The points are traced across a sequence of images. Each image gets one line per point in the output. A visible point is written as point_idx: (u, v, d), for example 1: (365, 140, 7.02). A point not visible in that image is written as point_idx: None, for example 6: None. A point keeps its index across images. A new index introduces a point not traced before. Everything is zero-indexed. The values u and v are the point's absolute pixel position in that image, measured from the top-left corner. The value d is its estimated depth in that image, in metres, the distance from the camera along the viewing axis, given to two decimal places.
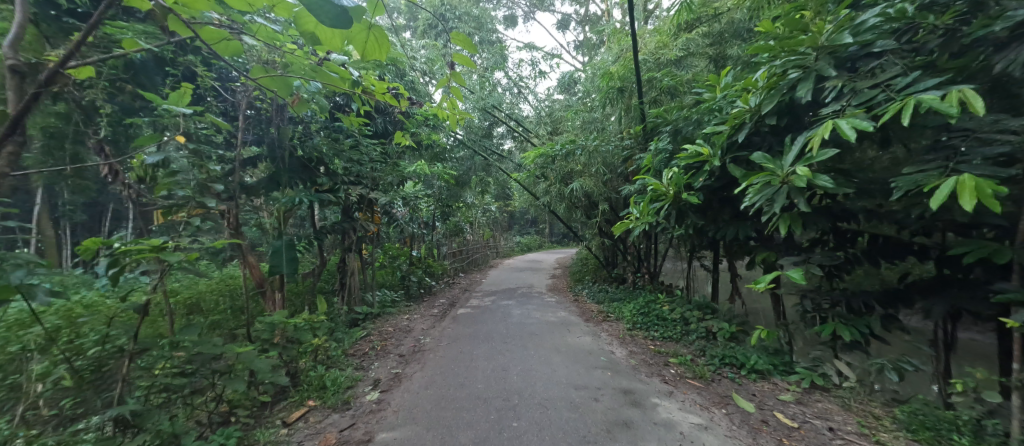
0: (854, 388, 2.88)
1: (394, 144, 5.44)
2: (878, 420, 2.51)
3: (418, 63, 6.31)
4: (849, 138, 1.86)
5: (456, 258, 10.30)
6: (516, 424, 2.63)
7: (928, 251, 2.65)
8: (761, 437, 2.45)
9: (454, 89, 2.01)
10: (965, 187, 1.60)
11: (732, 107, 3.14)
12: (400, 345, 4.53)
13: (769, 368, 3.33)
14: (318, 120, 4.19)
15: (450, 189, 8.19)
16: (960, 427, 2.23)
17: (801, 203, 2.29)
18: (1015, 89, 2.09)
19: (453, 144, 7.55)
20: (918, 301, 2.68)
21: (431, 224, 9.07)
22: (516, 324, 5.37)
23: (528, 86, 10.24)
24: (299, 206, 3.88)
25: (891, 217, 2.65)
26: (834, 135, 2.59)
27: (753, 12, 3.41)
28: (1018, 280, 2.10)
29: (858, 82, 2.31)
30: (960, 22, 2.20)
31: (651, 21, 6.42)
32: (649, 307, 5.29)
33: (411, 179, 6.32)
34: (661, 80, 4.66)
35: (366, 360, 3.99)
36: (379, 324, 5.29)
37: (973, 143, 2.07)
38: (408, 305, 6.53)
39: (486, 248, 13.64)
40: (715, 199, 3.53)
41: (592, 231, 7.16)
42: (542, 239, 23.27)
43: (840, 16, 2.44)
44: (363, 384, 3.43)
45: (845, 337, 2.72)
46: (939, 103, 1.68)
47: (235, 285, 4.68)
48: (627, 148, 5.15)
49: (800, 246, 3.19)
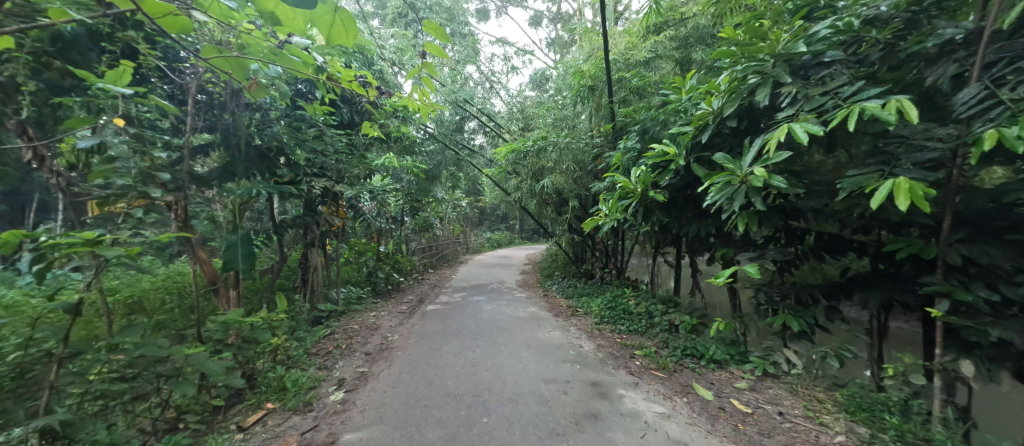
0: (801, 375, 3.10)
1: (362, 135, 5.27)
2: (822, 403, 2.73)
3: (387, 53, 6.14)
4: (803, 142, 1.99)
5: (424, 253, 10.13)
6: (486, 420, 2.62)
7: (865, 248, 2.88)
8: (718, 423, 2.59)
9: (424, 81, 1.95)
10: (901, 189, 1.75)
11: (697, 109, 3.26)
12: (366, 343, 4.39)
13: (726, 357, 3.52)
14: (277, 107, 3.95)
15: (419, 184, 8.02)
16: (891, 407, 2.47)
17: (758, 202, 2.42)
18: (940, 101, 2.34)
19: (423, 137, 7.41)
20: (857, 293, 2.91)
21: (399, 219, 8.88)
22: (486, 320, 5.36)
23: (500, 82, 10.18)
24: (256, 198, 3.67)
25: (835, 216, 2.86)
26: (788, 138, 2.76)
27: (716, 18, 3.58)
28: (941, 274, 2.34)
29: (810, 89, 2.47)
30: (896, 38, 2.45)
31: (621, 22, 6.54)
32: (616, 301, 5.43)
33: (379, 172, 6.17)
34: (630, 80, 4.83)
35: (330, 359, 3.84)
36: (344, 322, 5.10)
37: (906, 150, 2.27)
38: (375, 302, 6.34)
39: (456, 244, 13.49)
40: (680, 197, 3.66)
41: (562, 227, 7.27)
42: (511, 235, 23.39)
43: (795, 26, 2.61)
44: (327, 384, 3.30)
45: (794, 327, 2.95)
46: (880, 111, 1.83)
47: (183, 283, 4.36)
48: (597, 146, 5.28)
49: (755, 242, 3.40)
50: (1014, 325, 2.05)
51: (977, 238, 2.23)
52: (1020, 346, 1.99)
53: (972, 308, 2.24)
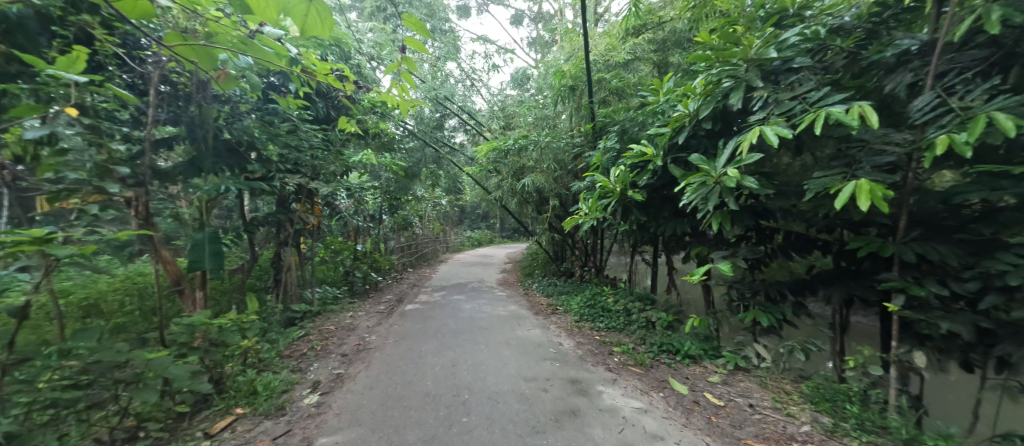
0: (770, 368, 3.23)
1: (338, 131, 5.14)
2: (789, 395, 2.85)
3: (365, 47, 6.02)
4: (773, 144, 2.07)
5: (403, 252, 9.98)
6: (466, 420, 2.60)
7: (829, 246, 3.03)
8: (693, 416, 2.67)
9: (404, 76, 1.91)
10: (862, 191, 1.84)
11: (674, 111, 3.34)
12: (342, 345, 4.28)
13: (700, 352, 3.63)
14: (247, 100, 3.79)
15: (398, 181, 7.89)
16: (851, 397, 2.61)
17: (731, 202, 2.51)
18: (896, 108, 2.50)
19: (403, 134, 7.29)
20: (821, 289, 3.06)
21: (377, 217, 8.72)
22: (466, 319, 5.32)
23: (481, 80, 10.12)
24: (225, 195, 3.52)
25: (802, 216, 2.99)
26: (759, 141, 2.86)
27: (693, 23, 3.67)
28: (897, 271, 2.49)
29: (780, 94, 2.57)
30: (858, 48, 2.59)
31: (601, 23, 6.63)
32: (595, 299, 5.51)
33: (356, 169, 6.03)
34: (609, 81, 4.91)
35: (304, 361, 3.73)
36: (319, 323, 4.96)
37: (867, 153, 2.40)
38: (352, 302, 6.20)
39: (436, 242, 13.35)
40: (657, 197, 3.75)
41: (542, 226, 7.31)
42: (492, 234, 23.33)
43: (766, 33, 2.72)
44: (301, 387, 3.20)
45: (764, 322, 3.07)
46: (844, 115, 1.92)
47: (145, 283, 4.13)
48: (577, 145, 5.34)
49: (728, 241, 3.52)
50: (962, 318, 2.21)
51: (929, 237, 2.39)
52: (966, 337, 2.15)
53: (925, 303, 2.39)
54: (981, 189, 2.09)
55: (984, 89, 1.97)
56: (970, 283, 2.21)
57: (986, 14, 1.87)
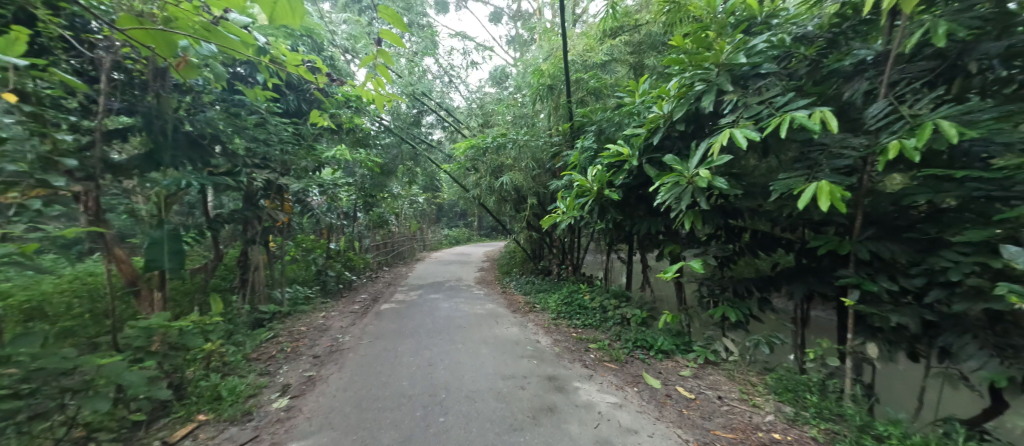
0: (737, 361, 3.37)
1: (310, 125, 4.97)
2: (754, 386, 2.98)
3: (339, 39, 5.85)
4: (742, 146, 2.15)
5: (379, 251, 9.78)
6: (443, 419, 2.58)
7: (792, 244, 3.19)
8: (665, 409, 2.75)
9: (379, 69, 1.85)
10: (823, 192, 1.95)
11: (649, 113, 3.41)
12: (314, 346, 4.14)
13: (672, 347, 3.73)
14: (210, 90, 3.59)
15: (374, 178, 7.71)
16: (811, 387, 2.75)
17: (702, 202, 2.59)
18: (853, 115, 2.65)
19: (379, 130, 7.14)
20: (785, 286, 3.21)
21: (351, 215, 8.50)
22: (443, 318, 5.27)
23: (460, 77, 10.03)
24: (186, 190, 3.33)
25: (768, 215, 3.13)
26: (729, 143, 2.97)
27: (668, 27, 3.77)
28: (853, 268, 2.65)
29: (748, 98, 2.68)
30: (820, 56, 2.73)
31: (579, 24, 6.71)
32: (572, 297, 5.58)
33: (329, 165, 5.85)
34: (587, 81, 4.99)
35: (273, 364, 3.59)
36: (290, 324, 4.78)
37: (827, 157, 2.54)
38: (324, 302, 6.01)
39: (412, 241, 13.16)
40: (633, 196, 3.83)
41: (520, 225, 7.33)
42: (470, 232, 23.18)
43: (736, 39, 2.82)
44: (269, 390, 3.07)
45: (732, 317, 3.20)
46: (807, 120, 2.02)
47: (96, 284, 3.86)
48: (555, 144, 5.38)
49: (699, 239, 3.64)
50: (909, 311, 2.37)
51: (882, 235, 2.55)
52: (913, 328, 2.31)
53: (877, 297, 2.56)
54: (926, 191, 2.26)
55: (930, 97, 2.12)
56: (917, 279, 2.38)
57: (933, 28, 2.01)
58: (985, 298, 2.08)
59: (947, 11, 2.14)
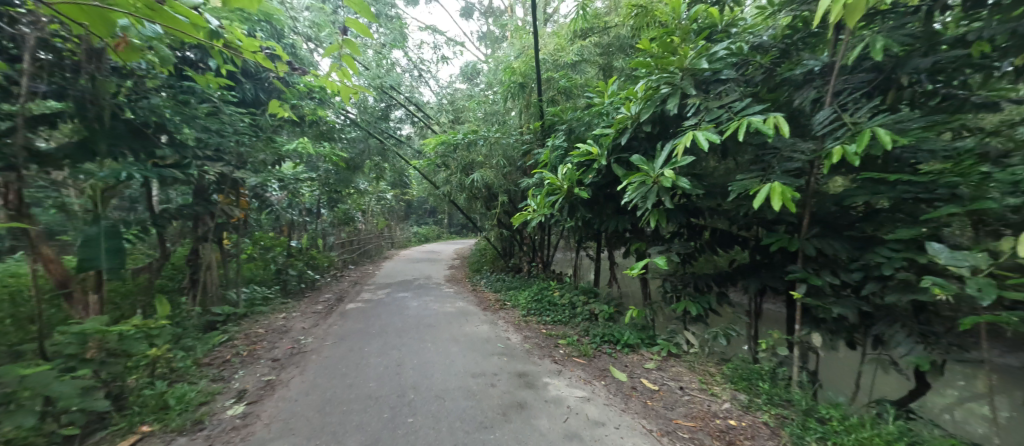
0: (697, 353, 3.53)
1: (269, 116, 4.70)
2: (712, 376, 3.15)
3: (301, 26, 5.57)
4: (704, 148, 2.25)
5: (345, 249, 9.45)
6: (411, 420, 2.53)
7: (747, 241, 3.39)
8: (631, 401, 2.84)
9: (345, 59, 1.77)
10: (776, 193, 2.07)
11: (617, 113, 3.49)
12: (273, 349, 3.94)
13: (637, 341, 3.86)
14: (156, 75, 3.31)
15: (339, 173, 7.43)
16: (763, 375, 2.94)
17: (667, 201, 2.68)
18: (802, 120, 2.84)
19: (345, 123, 6.89)
20: (741, 280, 3.40)
21: (315, 211, 8.16)
22: (412, 317, 5.17)
23: (429, 72, 9.85)
24: (127, 183, 3.05)
25: (726, 214, 3.30)
26: (692, 145, 3.09)
27: (636, 30, 3.88)
28: (801, 263, 2.84)
29: (710, 102, 2.80)
30: (773, 65, 2.90)
31: (551, 23, 6.77)
32: (542, 293, 5.64)
33: (291, 158, 5.58)
34: (558, 80, 5.04)
35: (227, 369, 3.38)
36: (246, 326, 4.52)
37: (779, 159, 2.70)
38: (285, 302, 5.73)
39: (380, 238, 12.82)
40: (601, 195, 3.92)
41: (490, 222, 7.32)
42: (440, 230, 22.89)
43: (699, 45, 2.94)
44: (223, 397, 2.89)
45: (693, 311, 3.35)
46: (762, 124, 2.14)
47: (19, 286, 3.47)
48: (526, 142, 5.41)
49: (663, 237, 3.79)
50: (848, 302, 2.58)
51: (826, 233, 2.75)
52: (852, 319, 2.51)
53: (821, 291, 2.76)
54: (864, 193, 2.46)
55: (868, 106, 2.31)
56: (855, 273, 2.59)
57: (872, 42, 2.19)
58: (912, 290, 2.30)
59: (882, 29, 2.35)
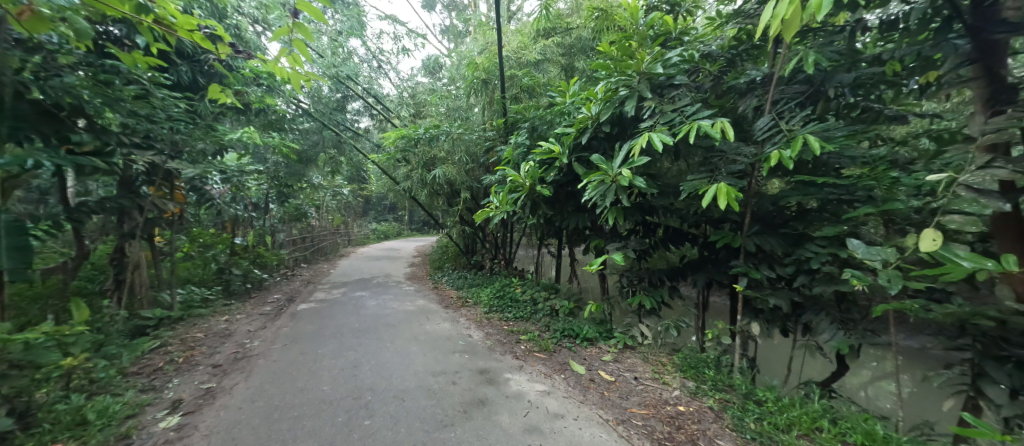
0: (651, 344, 3.71)
1: (208, 102, 4.32)
2: (664, 366, 3.32)
3: (247, 6, 5.17)
4: (658, 149, 2.36)
5: (296, 246, 8.93)
6: (368, 423, 2.45)
7: (696, 238, 3.60)
8: (589, 393, 2.94)
9: (296, 45, 1.64)
10: (722, 193, 2.22)
11: (578, 113, 3.57)
12: (214, 354, 3.64)
13: (596, 335, 3.98)
14: (70, 50, 2.93)
15: (290, 166, 7.00)
16: (708, 363, 3.15)
17: (624, 199, 2.79)
18: (745, 126, 3.06)
19: (296, 112, 6.49)
20: (690, 275, 3.61)
21: (262, 206, 7.62)
22: (370, 317, 5.00)
23: (389, 63, 9.51)
24: (36, 172, 2.68)
25: (678, 212, 3.48)
26: (647, 146, 3.23)
27: (597, 32, 3.99)
28: (743, 258, 3.07)
29: (664, 105, 2.94)
30: (719, 74, 3.11)
31: (514, 21, 6.78)
32: (504, 290, 5.67)
33: (235, 149, 5.17)
34: (521, 78, 5.07)
35: (159, 378, 3.08)
36: (183, 330, 4.14)
37: (724, 162, 2.89)
38: (227, 304, 5.31)
39: (336, 235, 12.26)
40: (562, 193, 3.99)
41: (453, 219, 7.24)
42: (400, 226, 22.25)
43: (655, 50, 3.08)
44: (154, 408, 2.63)
45: (647, 305, 3.52)
46: (711, 128, 2.28)
47: None
48: (489, 139, 5.40)
49: (621, 234, 3.94)
50: (782, 294, 2.82)
51: (764, 231, 2.99)
52: (785, 309, 2.74)
53: (759, 283, 2.99)
54: (797, 194, 2.70)
55: (802, 115, 2.52)
56: (789, 267, 2.83)
57: (805, 57, 2.41)
58: (835, 282, 2.56)
59: (814, 45, 2.58)
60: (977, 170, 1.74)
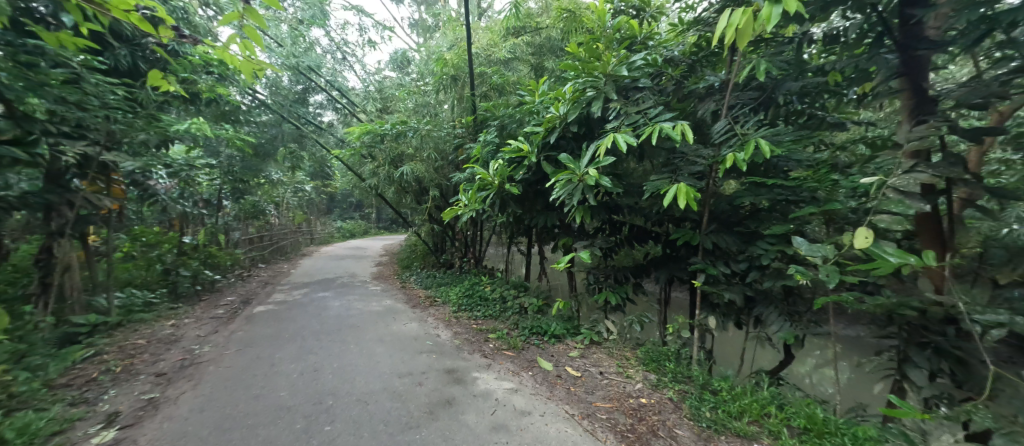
0: (616, 339, 3.82)
1: (151, 89, 4.00)
2: (628, 360, 3.43)
3: None
4: (623, 150, 2.42)
5: (253, 245, 8.46)
6: (328, 428, 2.36)
7: (659, 236, 3.73)
8: (555, 389, 2.98)
9: (248, 31, 1.53)
10: (683, 193, 2.31)
11: (546, 112, 3.61)
12: (157, 362, 3.38)
13: (563, 332, 4.05)
14: None
15: (245, 160, 6.62)
16: (669, 356, 3.28)
17: (591, 198, 2.84)
18: (704, 129, 3.20)
19: (252, 103, 6.13)
20: (653, 271, 3.74)
21: (214, 203, 7.16)
22: (333, 318, 4.82)
23: (354, 55, 9.19)
24: None
25: (642, 211, 3.59)
26: (613, 146, 3.31)
27: (566, 33, 4.04)
28: (701, 255, 3.21)
29: (629, 107, 3.02)
30: (680, 79, 3.24)
31: (484, 18, 6.75)
32: (474, 289, 5.64)
33: (183, 141, 4.82)
34: (491, 76, 5.05)
35: (93, 390, 2.82)
36: (122, 337, 3.82)
37: (685, 163, 3.01)
38: (174, 308, 4.94)
39: (297, 234, 11.73)
40: (532, 191, 4.01)
41: (422, 217, 7.12)
42: (366, 225, 21.60)
43: (621, 53, 3.16)
44: (87, 423, 2.41)
45: (612, 301, 3.62)
46: (672, 130, 2.37)
47: None
48: (458, 136, 5.34)
49: (588, 233, 4.02)
50: (736, 289, 2.98)
51: (721, 229, 3.15)
52: (738, 303, 2.91)
53: (716, 279, 3.15)
54: (750, 194, 2.86)
55: (755, 120, 2.67)
56: (742, 263, 3.00)
57: (757, 65, 2.55)
58: (782, 277, 2.74)
59: (766, 54, 2.73)
60: (902, 174, 1.92)
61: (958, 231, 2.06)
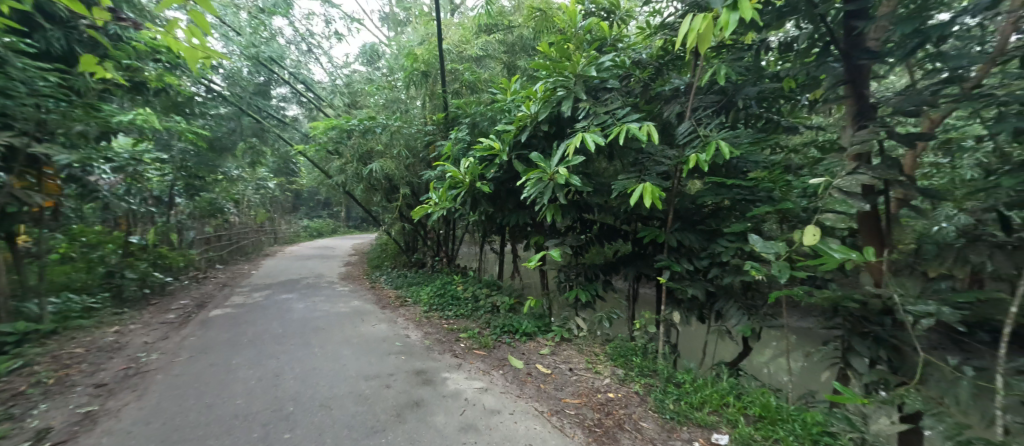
0: (586, 336, 3.88)
1: (89, 76, 3.69)
2: (597, 356, 3.49)
3: None
4: (591, 149, 2.45)
5: (210, 245, 8.01)
6: (288, 436, 2.26)
7: (627, 234, 3.81)
8: (525, 387, 3.00)
9: (194, 15, 1.42)
10: (648, 192, 2.37)
11: (518, 111, 3.61)
12: (97, 372, 3.13)
13: (534, 329, 4.08)
14: None
15: (199, 155, 6.24)
16: (636, 351, 3.36)
17: (560, 196, 2.87)
18: (670, 130, 3.30)
19: (207, 93, 5.78)
20: (622, 269, 3.82)
21: (166, 200, 6.72)
22: (297, 320, 4.64)
23: (321, 47, 8.87)
24: None
25: (611, 210, 3.66)
26: (583, 146, 3.36)
27: (538, 32, 4.06)
28: (667, 253, 3.31)
29: (598, 108, 3.07)
30: (647, 81, 3.32)
31: (457, 14, 6.67)
32: (446, 288, 5.57)
33: (129, 133, 4.49)
34: (462, 73, 5.01)
35: (21, 404, 2.58)
36: (58, 346, 3.52)
37: (651, 163, 3.09)
38: (118, 313, 4.60)
39: (260, 233, 11.21)
40: (503, 190, 4.01)
41: (392, 215, 6.97)
42: (334, 223, 20.93)
43: (591, 54, 3.20)
44: (12, 441, 2.20)
45: (582, 298, 3.67)
46: (639, 131, 2.42)
47: None
48: (429, 133, 5.26)
49: (559, 231, 4.06)
50: (699, 285, 3.09)
51: (685, 227, 3.25)
52: (700, 298, 3.02)
53: (680, 276, 3.25)
54: (712, 194, 2.97)
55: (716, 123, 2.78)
56: (704, 260, 3.12)
57: (718, 70, 2.66)
58: (741, 273, 2.87)
59: (726, 60, 2.85)
60: (847, 175, 2.05)
61: (893, 228, 2.30)
